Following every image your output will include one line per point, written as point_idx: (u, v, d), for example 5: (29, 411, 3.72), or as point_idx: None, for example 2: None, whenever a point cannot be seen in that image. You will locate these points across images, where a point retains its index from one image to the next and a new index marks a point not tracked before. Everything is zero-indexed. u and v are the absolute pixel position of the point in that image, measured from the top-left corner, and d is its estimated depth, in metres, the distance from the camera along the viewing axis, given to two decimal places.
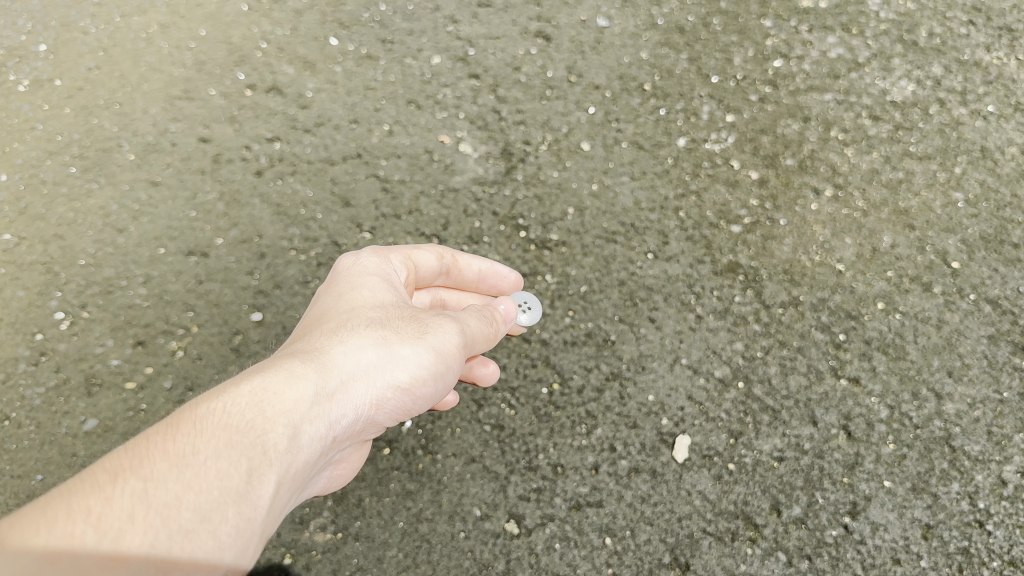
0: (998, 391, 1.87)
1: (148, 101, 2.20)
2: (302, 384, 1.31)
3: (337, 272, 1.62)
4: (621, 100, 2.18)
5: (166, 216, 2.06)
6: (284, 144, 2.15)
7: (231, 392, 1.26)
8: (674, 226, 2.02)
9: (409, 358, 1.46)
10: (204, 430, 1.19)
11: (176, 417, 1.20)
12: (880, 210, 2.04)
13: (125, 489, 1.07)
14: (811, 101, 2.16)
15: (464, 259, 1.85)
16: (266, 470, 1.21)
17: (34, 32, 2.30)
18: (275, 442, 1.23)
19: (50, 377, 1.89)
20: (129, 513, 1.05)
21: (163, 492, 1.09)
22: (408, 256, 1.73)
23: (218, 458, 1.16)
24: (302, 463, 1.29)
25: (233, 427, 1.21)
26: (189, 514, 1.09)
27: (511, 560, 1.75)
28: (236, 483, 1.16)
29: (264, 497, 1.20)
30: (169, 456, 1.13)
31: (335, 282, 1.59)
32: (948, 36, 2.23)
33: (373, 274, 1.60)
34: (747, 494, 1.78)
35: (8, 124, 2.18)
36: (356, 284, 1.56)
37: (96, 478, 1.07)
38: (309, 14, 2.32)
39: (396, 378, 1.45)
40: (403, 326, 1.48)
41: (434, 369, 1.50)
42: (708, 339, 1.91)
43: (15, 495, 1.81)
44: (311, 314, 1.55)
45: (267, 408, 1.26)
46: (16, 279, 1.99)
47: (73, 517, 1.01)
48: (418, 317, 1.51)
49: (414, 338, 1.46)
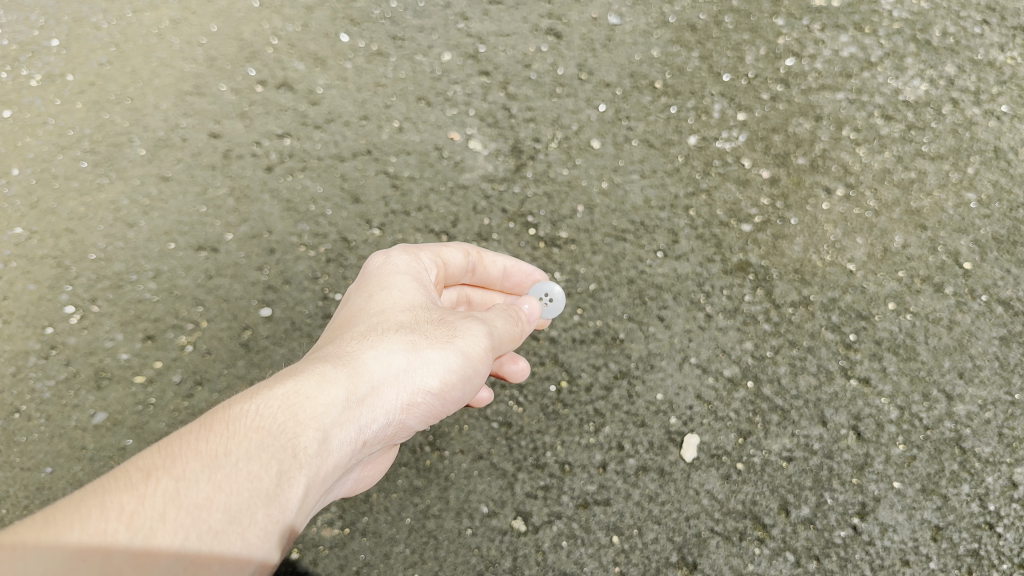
0: (1009, 392, 1.85)
1: (160, 96, 2.21)
2: (334, 387, 1.32)
3: (368, 273, 1.63)
4: (632, 98, 2.17)
5: (176, 211, 2.07)
6: (295, 140, 2.15)
7: (264, 394, 1.27)
8: (684, 224, 2.02)
9: (438, 363, 1.45)
10: (236, 432, 1.20)
11: (209, 418, 1.22)
12: (891, 210, 2.03)
13: (157, 488, 1.08)
14: (823, 100, 2.15)
15: (489, 256, 1.82)
16: (296, 474, 1.21)
17: (46, 27, 2.31)
18: (305, 445, 1.24)
19: (60, 370, 1.90)
20: (161, 512, 1.06)
21: (194, 492, 1.09)
22: (437, 254, 1.73)
23: (249, 460, 1.17)
24: (332, 467, 1.30)
25: (264, 429, 1.21)
26: (219, 515, 1.10)
27: (517, 558, 1.75)
28: (267, 485, 1.17)
29: (294, 501, 1.20)
30: (200, 457, 1.14)
31: (366, 283, 1.60)
32: (962, 36, 2.21)
33: (404, 275, 1.60)
34: (756, 493, 1.77)
35: (19, 118, 2.19)
36: (386, 286, 1.56)
37: (129, 477, 1.08)
38: (320, 11, 2.31)
39: (426, 382, 1.45)
40: (432, 331, 1.47)
41: (462, 374, 1.50)
42: (718, 339, 1.90)
43: (24, 487, 1.82)
44: (342, 315, 1.56)
45: (299, 410, 1.26)
46: (27, 272, 2.00)
47: (105, 515, 1.02)
48: (446, 321, 1.50)
49: (442, 342, 1.46)
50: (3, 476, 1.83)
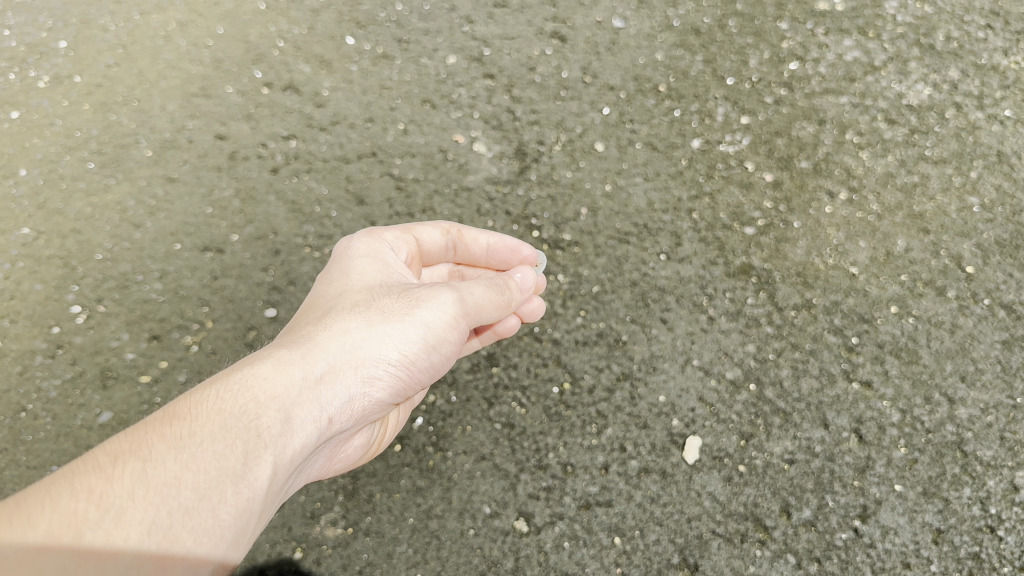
0: (1011, 396, 1.85)
1: (166, 98, 2.22)
2: (296, 370, 1.37)
3: (333, 257, 1.67)
4: (635, 101, 2.18)
5: (182, 212, 2.08)
6: (300, 142, 2.16)
7: (225, 380, 1.33)
8: (687, 227, 2.02)
9: (398, 336, 1.49)
10: (200, 416, 1.25)
11: (173, 404, 1.27)
12: (894, 213, 2.03)
13: (125, 470, 1.13)
14: (827, 104, 2.16)
15: (471, 232, 1.84)
16: (261, 453, 1.27)
17: (54, 28, 2.33)
18: (268, 425, 1.29)
19: (66, 369, 1.92)
20: (129, 491, 1.11)
21: (161, 471, 1.15)
22: (407, 231, 1.75)
23: (214, 441, 1.22)
24: (300, 446, 1.35)
25: (226, 411, 1.27)
26: (188, 493, 1.15)
27: (520, 558, 1.76)
28: (232, 464, 1.22)
29: (262, 479, 1.26)
30: (166, 439, 1.20)
31: (329, 268, 1.65)
32: (965, 40, 2.22)
33: (364, 256, 1.63)
34: (757, 495, 1.78)
35: (27, 119, 2.21)
36: (346, 268, 1.61)
37: (97, 460, 1.14)
38: (326, 13, 2.33)
39: (389, 357, 1.49)
40: (390, 306, 1.50)
41: (425, 345, 1.53)
42: (720, 341, 1.90)
43: (30, 485, 1.84)
44: (307, 300, 1.60)
45: (262, 392, 1.32)
46: (34, 272, 2.02)
47: (75, 496, 1.07)
48: (406, 294, 1.53)
49: (401, 316, 1.49)
50: (10, 474, 1.84)
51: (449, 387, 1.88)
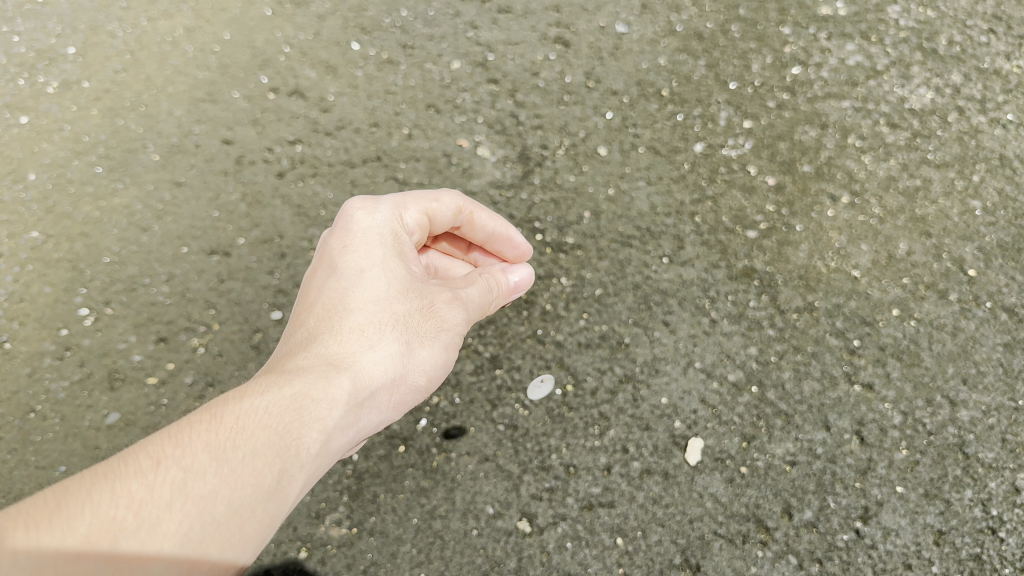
0: (1013, 399, 1.86)
1: (173, 103, 2.25)
2: (334, 385, 1.41)
3: (352, 234, 1.62)
4: (638, 105, 2.20)
5: (189, 216, 2.11)
6: (305, 147, 2.19)
7: (269, 391, 1.35)
8: (690, 230, 2.04)
9: (424, 360, 1.58)
10: (243, 429, 1.27)
11: (217, 409, 1.30)
12: (896, 217, 2.04)
13: (166, 478, 1.16)
14: (829, 108, 2.17)
15: (480, 215, 1.83)
16: (296, 472, 1.30)
17: (63, 35, 2.36)
18: (307, 444, 1.33)
19: (74, 371, 1.94)
20: (167, 501, 1.14)
21: (201, 485, 1.18)
22: (424, 211, 1.73)
23: (254, 457, 1.25)
24: (328, 460, 1.41)
25: (270, 427, 1.30)
26: (222, 507, 1.18)
27: (522, 558, 1.77)
28: (269, 482, 1.25)
29: (292, 496, 1.29)
30: (207, 449, 1.22)
31: (354, 253, 1.59)
32: (968, 44, 2.23)
33: (392, 251, 1.61)
34: (759, 497, 1.78)
35: (36, 124, 2.24)
36: (378, 266, 1.58)
37: (139, 464, 1.16)
38: (332, 19, 2.36)
39: (412, 378, 1.58)
40: (422, 326, 1.56)
41: (441, 366, 1.64)
42: (722, 344, 1.91)
43: (38, 485, 1.86)
44: (328, 286, 1.57)
45: (303, 408, 1.35)
46: (43, 275, 2.04)
47: (115, 501, 1.11)
48: (437, 314, 1.58)
49: (430, 339, 1.58)
50: (19, 474, 1.86)
51: (453, 389, 1.89)
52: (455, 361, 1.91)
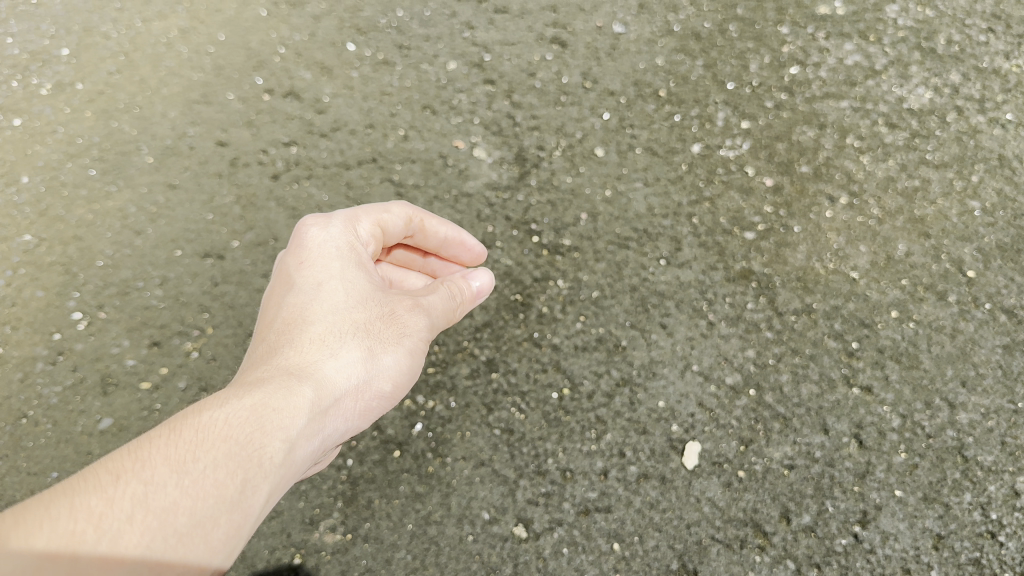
0: (1012, 401, 1.84)
1: (168, 105, 2.24)
2: (294, 394, 1.39)
3: (304, 247, 1.61)
4: (636, 106, 2.19)
5: (183, 219, 2.09)
6: (300, 149, 2.17)
7: (231, 403, 1.33)
8: (687, 232, 2.03)
9: (389, 366, 1.57)
10: (204, 440, 1.25)
11: (177, 422, 1.28)
12: (895, 218, 2.03)
13: (126, 492, 1.14)
14: (827, 108, 2.16)
15: (432, 223, 1.83)
16: (260, 482, 1.28)
17: (57, 36, 2.35)
18: (271, 454, 1.31)
19: (66, 376, 1.92)
20: (128, 514, 1.12)
21: (162, 497, 1.16)
22: (378, 221, 1.72)
23: (215, 468, 1.23)
24: (295, 470, 1.39)
25: (231, 438, 1.28)
26: (184, 519, 1.17)
27: (518, 564, 1.76)
28: (231, 493, 1.23)
29: (256, 506, 1.28)
30: (166, 463, 1.20)
31: (310, 266, 1.58)
32: (967, 44, 2.22)
33: (349, 261, 1.61)
34: (757, 501, 1.77)
35: (30, 126, 2.23)
36: (335, 276, 1.58)
37: (98, 479, 1.15)
38: (327, 20, 2.34)
39: (378, 385, 1.57)
40: (385, 332, 1.55)
41: (408, 373, 1.63)
42: (719, 347, 1.90)
43: (30, 492, 1.84)
44: (286, 299, 1.56)
45: (264, 417, 1.33)
46: (35, 279, 2.02)
47: (74, 516, 1.08)
48: (399, 320, 1.57)
49: (394, 345, 1.56)
50: (11, 480, 1.85)
51: (449, 393, 1.88)
52: (450, 365, 1.90)
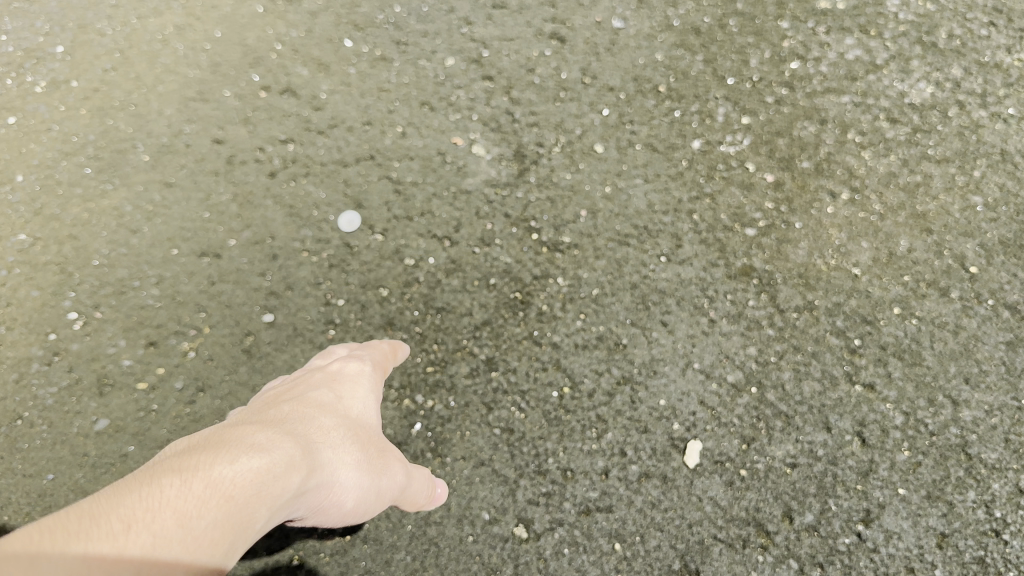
0: (1016, 398, 1.83)
1: (163, 102, 2.22)
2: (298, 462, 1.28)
3: (329, 379, 1.65)
4: (636, 101, 2.17)
5: (179, 217, 2.08)
6: (297, 146, 2.16)
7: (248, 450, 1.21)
8: (688, 228, 2.01)
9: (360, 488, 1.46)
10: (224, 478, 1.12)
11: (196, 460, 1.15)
12: (897, 213, 2.02)
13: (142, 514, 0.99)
14: (829, 103, 2.14)
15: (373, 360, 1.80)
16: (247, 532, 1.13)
17: (52, 34, 2.33)
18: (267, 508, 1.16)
19: (62, 377, 1.91)
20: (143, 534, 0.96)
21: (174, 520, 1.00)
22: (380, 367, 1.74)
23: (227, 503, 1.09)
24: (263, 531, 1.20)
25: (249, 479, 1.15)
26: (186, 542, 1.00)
27: (519, 564, 1.75)
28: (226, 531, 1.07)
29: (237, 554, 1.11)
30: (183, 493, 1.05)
31: (335, 379, 1.64)
32: (968, 38, 2.20)
33: (365, 382, 1.68)
34: (760, 500, 1.76)
35: (24, 124, 2.21)
36: (351, 390, 1.63)
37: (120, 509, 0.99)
38: (323, 16, 2.32)
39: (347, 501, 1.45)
40: (373, 454, 1.52)
41: (376, 494, 1.52)
42: (720, 344, 1.89)
43: (26, 494, 1.83)
44: (304, 400, 1.54)
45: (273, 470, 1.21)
46: (31, 279, 2.01)
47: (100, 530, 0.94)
48: (384, 457, 1.56)
49: (377, 472, 1.51)
50: (6, 482, 1.84)
51: (448, 392, 1.87)
52: (449, 364, 1.89)
